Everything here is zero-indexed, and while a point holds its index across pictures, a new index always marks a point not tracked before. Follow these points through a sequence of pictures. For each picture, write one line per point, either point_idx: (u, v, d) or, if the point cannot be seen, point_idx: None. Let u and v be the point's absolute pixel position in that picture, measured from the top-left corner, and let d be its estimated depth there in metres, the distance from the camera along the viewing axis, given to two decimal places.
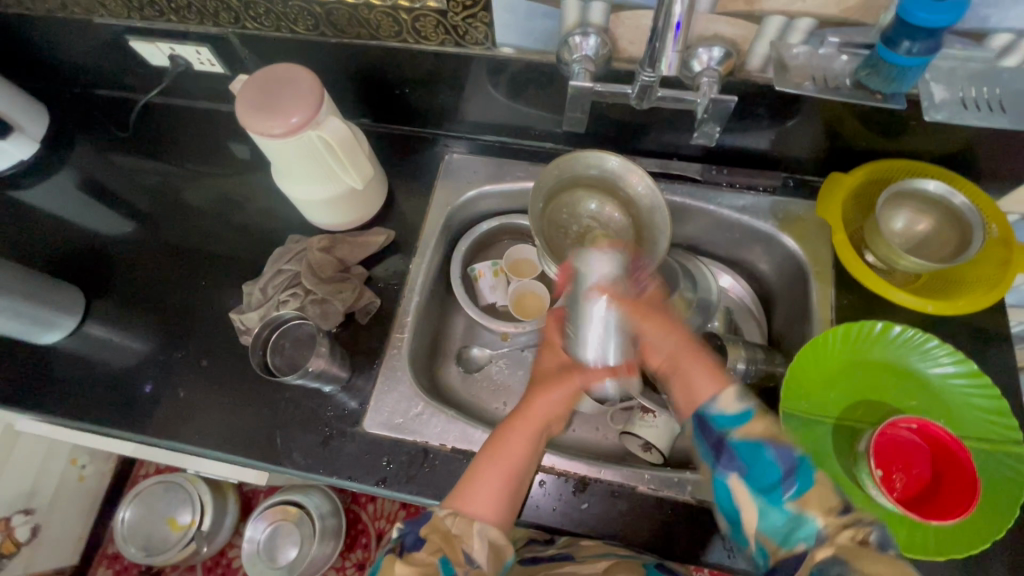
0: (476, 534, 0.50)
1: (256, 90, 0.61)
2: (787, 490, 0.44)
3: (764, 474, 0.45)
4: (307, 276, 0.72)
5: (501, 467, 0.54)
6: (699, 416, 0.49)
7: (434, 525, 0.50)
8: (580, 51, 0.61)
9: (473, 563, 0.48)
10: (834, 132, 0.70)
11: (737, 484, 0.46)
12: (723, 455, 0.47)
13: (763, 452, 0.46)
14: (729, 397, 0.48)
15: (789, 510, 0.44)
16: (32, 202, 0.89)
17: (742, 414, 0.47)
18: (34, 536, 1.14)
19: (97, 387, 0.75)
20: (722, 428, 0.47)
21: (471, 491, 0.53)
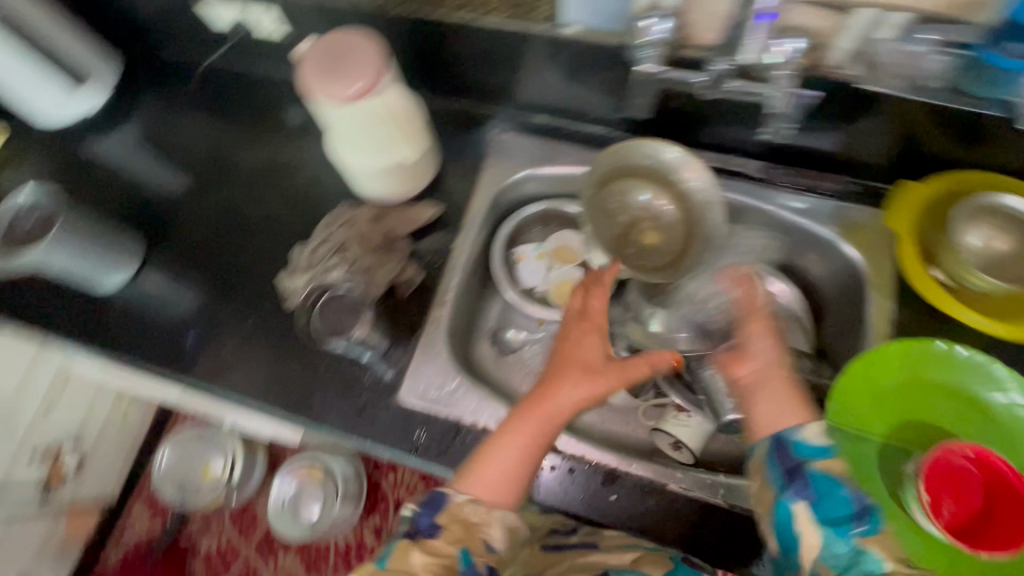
0: (495, 522, 0.52)
1: (320, 55, 0.61)
2: (858, 526, 0.49)
3: (836, 507, 0.50)
4: (356, 245, 0.74)
5: (514, 455, 0.55)
6: (780, 440, 0.53)
7: (454, 515, 0.52)
8: (646, 36, 0.57)
9: (492, 551, 0.51)
10: (911, 139, 0.66)
11: (804, 512, 0.50)
12: (797, 482, 0.51)
13: (838, 488, 0.50)
14: (814, 430, 0.53)
15: (853, 542, 0.49)
16: (98, 152, 0.93)
17: (823, 449, 0.52)
18: (80, 470, 1.21)
19: (149, 335, 0.78)
20: (802, 456, 0.52)
21: (487, 479, 0.54)
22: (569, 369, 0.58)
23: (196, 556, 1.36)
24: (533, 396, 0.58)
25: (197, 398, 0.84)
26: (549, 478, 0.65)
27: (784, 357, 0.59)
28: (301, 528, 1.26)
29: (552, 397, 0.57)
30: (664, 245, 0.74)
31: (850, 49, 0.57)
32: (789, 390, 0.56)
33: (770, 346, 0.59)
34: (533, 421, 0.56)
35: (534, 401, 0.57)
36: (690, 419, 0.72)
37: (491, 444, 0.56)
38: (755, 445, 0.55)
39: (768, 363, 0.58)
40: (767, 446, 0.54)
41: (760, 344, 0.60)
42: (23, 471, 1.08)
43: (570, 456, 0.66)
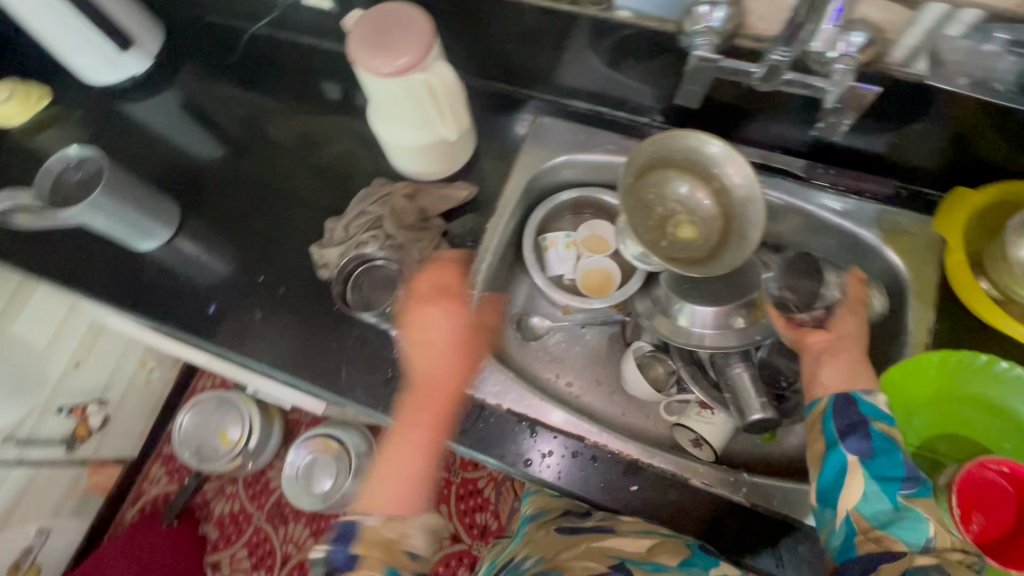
0: (412, 530, 0.56)
1: (370, 26, 0.61)
2: (905, 487, 0.50)
3: (888, 466, 0.50)
4: (389, 221, 0.74)
5: (410, 462, 0.62)
6: (849, 396, 0.54)
7: (371, 542, 0.54)
8: (704, 22, 0.57)
9: (415, 558, 0.55)
10: (966, 145, 0.64)
11: (855, 462, 0.51)
12: (855, 436, 0.52)
13: (894, 451, 0.51)
14: (883, 397, 0.55)
15: (898, 501, 0.49)
16: (138, 116, 0.93)
17: (888, 414, 0.53)
18: (104, 427, 1.24)
19: (182, 298, 0.79)
20: (865, 415, 0.53)
21: (392, 492, 0.59)
22: (439, 372, 0.66)
23: (209, 519, 1.39)
24: (412, 405, 0.65)
25: (223, 363, 0.85)
26: (570, 464, 0.65)
27: (863, 335, 0.63)
28: (314, 500, 1.27)
29: (429, 400, 0.65)
30: (701, 240, 0.73)
31: (916, 46, 0.55)
32: (861, 362, 0.60)
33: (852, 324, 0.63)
34: (418, 425, 0.64)
35: (417, 410, 0.64)
36: (713, 416, 0.72)
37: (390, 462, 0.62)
38: (818, 399, 0.56)
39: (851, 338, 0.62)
40: (831, 400, 0.55)
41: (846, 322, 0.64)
42: (52, 423, 1.11)
43: (592, 443, 0.66)
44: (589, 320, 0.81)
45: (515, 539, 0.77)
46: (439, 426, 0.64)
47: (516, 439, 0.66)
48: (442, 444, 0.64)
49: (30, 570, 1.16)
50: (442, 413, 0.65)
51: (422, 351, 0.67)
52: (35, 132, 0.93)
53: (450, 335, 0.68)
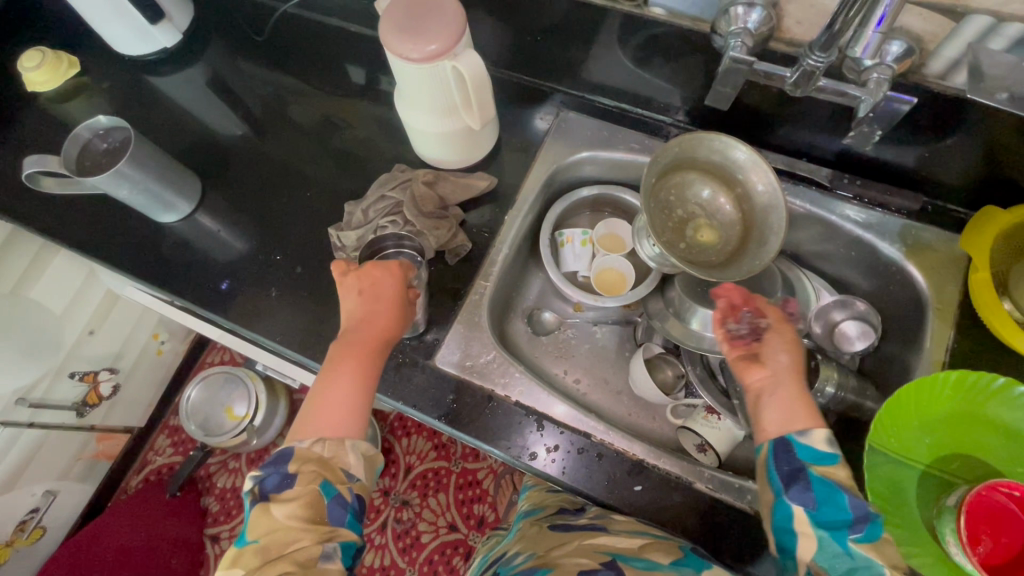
0: (348, 450, 0.55)
1: (401, 10, 0.61)
2: (854, 532, 0.47)
3: (835, 514, 0.48)
4: (409, 207, 0.74)
5: (346, 390, 0.58)
6: (785, 441, 0.52)
7: (304, 459, 0.53)
8: (738, 23, 0.57)
9: (353, 479, 0.54)
10: (1000, 164, 0.63)
11: (801, 514, 0.49)
12: (796, 485, 0.50)
13: (839, 494, 0.49)
14: (820, 434, 0.51)
15: (852, 549, 0.47)
16: (164, 89, 0.94)
17: (829, 454, 0.50)
18: (114, 394, 1.26)
19: (200, 272, 0.80)
20: (803, 460, 0.50)
21: (322, 419, 0.56)
22: (374, 304, 0.62)
23: (211, 492, 1.41)
24: (344, 339, 0.61)
25: (234, 340, 0.86)
26: (575, 460, 0.65)
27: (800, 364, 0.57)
28: None
29: (363, 334, 0.61)
30: (720, 244, 0.73)
31: (955, 58, 0.54)
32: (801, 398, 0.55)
33: (783, 351, 0.57)
34: (352, 356, 0.60)
35: (351, 342, 0.61)
36: (719, 421, 0.71)
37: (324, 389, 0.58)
38: (760, 445, 0.54)
39: (785, 372, 0.56)
40: (770, 446, 0.52)
41: (778, 350, 0.57)
42: (64, 387, 1.13)
43: (598, 440, 0.66)
44: (600, 316, 0.82)
45: (509, 534, 0.76)
46: (371, 361, 0.61)
47: (522, 432, 0.66)
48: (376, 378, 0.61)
49: (36, 529, 1.18)
50: (376, 346, 0.61)
51: (359, 288, 0.63)
52: (64, 100, 0.94)
53: (384, 267, 0.64)
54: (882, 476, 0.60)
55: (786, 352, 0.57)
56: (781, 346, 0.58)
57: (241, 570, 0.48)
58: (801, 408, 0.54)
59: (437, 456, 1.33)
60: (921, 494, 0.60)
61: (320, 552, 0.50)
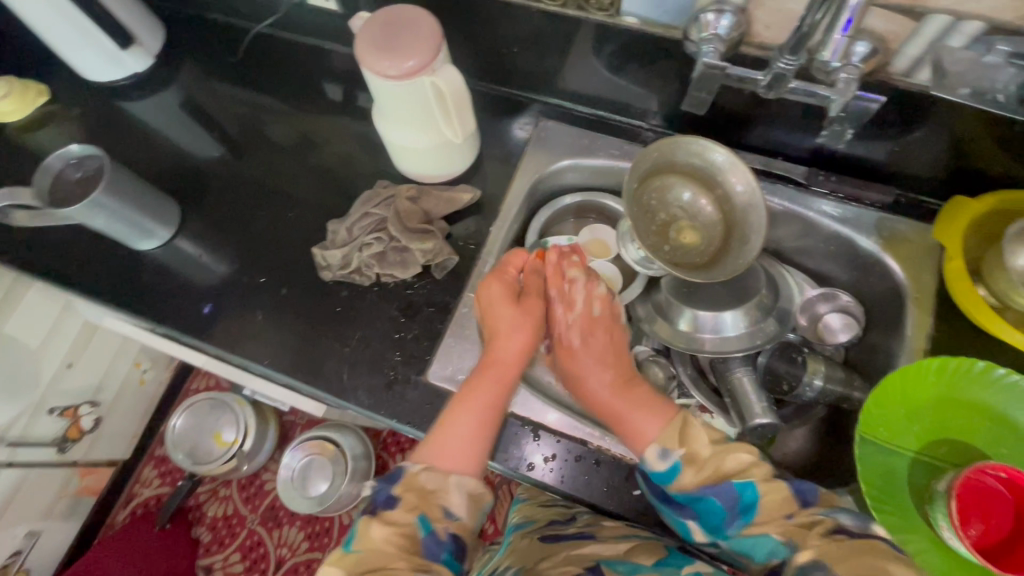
0: (453, 488, 0.55)
1: (378, 28, 0.61)
2: (731, 525, 0.52)
3: (710, 514, 0.53)
4: (394, 223, 0.73)
5: (474, 420, 0.60)
6: (643, 472, 0.58)
7: (409, 484, 0.54)
8: (710, 29, 0.58)
9: (450, 517, 0.53)
10: (965, 155, 0.65)
11: (693, 527, 0.55)
12: (673, 505, 0.56)
13: (703, 498, 0.53)
14: (651, 455, 0.56)
15: (741, 540, 0.52)
16: (137, 114, 0.93)
17: (668, 471, 0.55)
18: (96, 427, 1.23)
19: (182, 298, 0.78)
20: (659, 484, 0.56)
21: (448, 448, 0.57)
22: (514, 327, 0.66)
23: (201, 522, 1.38)
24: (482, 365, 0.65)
25: (221, 365, 0.85)
26: (573, 468, 0.65)
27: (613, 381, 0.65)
28: (309, 504, 1.22)
29: (501, 364, 0.64)
30: (702, 245, 0.74)
31: (918, 56, 0.56)
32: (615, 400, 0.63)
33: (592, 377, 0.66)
34: (486, 387, 0.62)
35: (491, 371, 0.64)
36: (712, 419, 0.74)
37: (451, 417, 0.60)
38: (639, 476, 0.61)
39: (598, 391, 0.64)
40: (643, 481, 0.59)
41: (580, 343, 0.67)
42: (43, 424, 1.09)
43: (595, 447, 0.65)
44: None
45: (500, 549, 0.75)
46: (503, 393, 0.63)
47: (519, 443, 0.66)
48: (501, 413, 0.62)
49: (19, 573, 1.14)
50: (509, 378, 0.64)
51: (495, 305, 0.66)
52: (32, 129, 0.92)
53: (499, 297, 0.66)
54: (874, 466, 0.60)
55: (593, 344, 0.67)
56: (600, 337, 0.68)
57: (339, 571, 0.49)
58: (646, 420, 0.59)
59: None
60: (912, 481, 0.61)
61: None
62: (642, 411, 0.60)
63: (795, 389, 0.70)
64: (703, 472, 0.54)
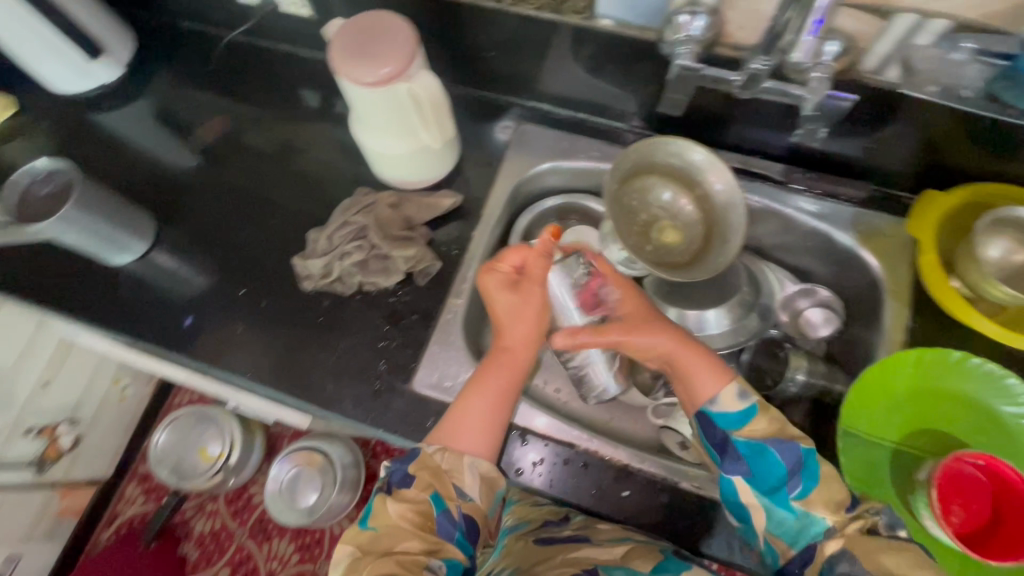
0: (467, 468, 0.56)
1: (352, 35, 0.60)
2: (793, 488, 0.51)
3: (768, 476, 0.52)
4: (374, 230, 0.72)
5: (489, 403, 0.59)
6: (703, 414, 0.55)
7: (422, 464, 0.55)
8: (683, 31, 0.58)
9: (464, 497, 0.55)
10: (935, 149, 0.66)
11: (742, 484, 0.53)
12: (729, 457, 0.54)
13: (767, 452, 0.52)
14: (727, 395, 0.54)
15: (794, 509, 0.51)
16: (108, 125, 0.91)
17: (740, 418, 0.53)
18: (76, 446, 1.20)
19: (160, 312, 0.77)
20: (724, 428, 0.54)
21: (461, 431, 0.58)
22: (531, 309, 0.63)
23: (189, 538, 1.35)
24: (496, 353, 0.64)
25: (203, 380, 0.83)
26: (562, 471, 0.65)
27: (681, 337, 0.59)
28: (298, 515, 1.21)
29: (514, 349, 0.63)
30: (684, 245, 0.74)
31: (887, 54, 0.57)
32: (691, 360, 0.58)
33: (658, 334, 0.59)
34: (497, 374, 0.62)
35: (500, 359, 0.63)
36: None
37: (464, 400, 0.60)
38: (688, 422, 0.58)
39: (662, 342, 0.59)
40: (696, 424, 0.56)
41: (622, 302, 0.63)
42: (20, 445, 1.06)
43: (582, 450, 0.65)
44: None
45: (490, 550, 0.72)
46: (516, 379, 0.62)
47: (507, 449, 0.66)
48: (513, 399, 0.61)
49: None
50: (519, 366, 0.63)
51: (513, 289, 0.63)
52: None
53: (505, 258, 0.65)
54: (857, 459, 0.62)
55: (633, 305, 0.63)
56: (632, 300, 0.63)
57: (352, 544, 0.53)
58: (706, 368, 0.56)
59: None
60: (894, 472, 0.62)
61: (426, 566, 0.51)
62: (701, 358, 0.57)
63: (778, 383, 0.71)
64: (776, 424, 0.53)
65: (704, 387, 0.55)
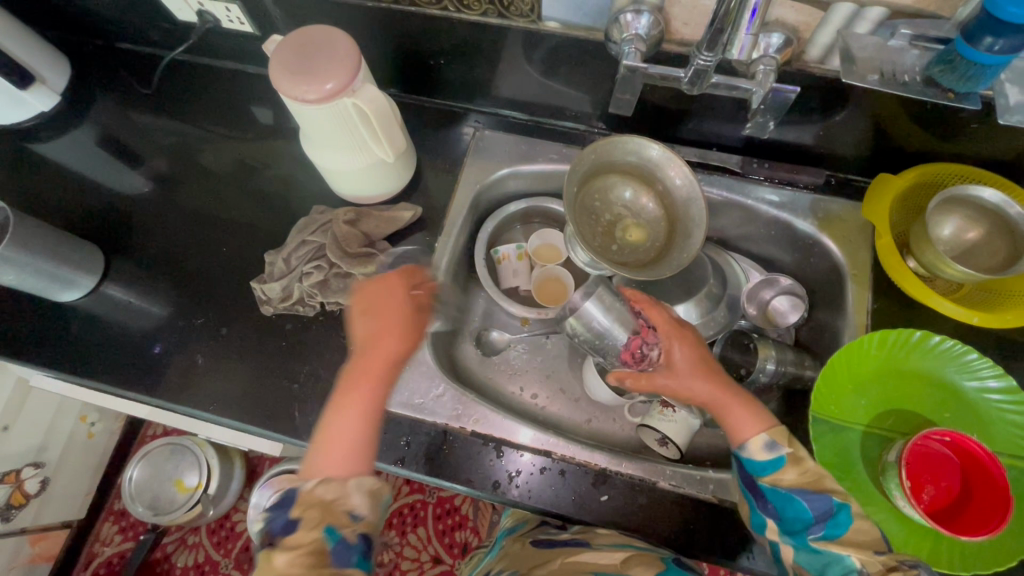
0: (352, 491, 0.50)
1: (290, 53, 0.58)
2: (814, 532, 0.50)
3: (795, 520, 0.51)
4: (333, 249, 0.71)
5: (357, 419, 0.53)
6: (735, 457, 0.55)
7: (306, 503, 0.48)
8: (630, 30, 0.59)
9: (359, 518, 0.49)
10: (885, 133, 0.67)
11: (771, 524, 0.52)
12: (758, 499, 0.53)
13: (795, 499, 0.51)
14: (756, 445, 0.53)
15: (815, 549, 0.50)
16: (47, 155, 0.87)
17: (772, 463, 0.52)
18: (43, 490, 1.14)
19: (113, 348, 0.74)
20: (753, 473, 0.53)
21: (332, 456, 0.51)
22: (376, 330, 0.58)
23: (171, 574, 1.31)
24: (353, 365, 0.57)
25: (167, 413, 0.80)
26: (540, 480, 0.64)
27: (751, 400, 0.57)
28: None
29: (372, 356, 0.56)
30: (649, 242, 0.73)
31: (829, 44, 0.58)
32: (744, 405, 0.56)
33: (704, 382, 0.57)
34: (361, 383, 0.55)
35: (356, 371, 0.56)
36: (676, 413, 0.69)
37: (331, 422, 0.54)
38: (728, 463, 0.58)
39: (706, 389, 0.57)
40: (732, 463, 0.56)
41: (681, 352, 0.59)
42: None
43: (559, 457, 0.65)
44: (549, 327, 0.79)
45: (492, 552, 0.79)
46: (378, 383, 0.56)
47: (482, 462, 0.65)
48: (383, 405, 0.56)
49: None
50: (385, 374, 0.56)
51: (361, 312, 0.59)
52: None
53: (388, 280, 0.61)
54: (827, 444, 0.62)
55: (692, 354, 0.59)
56: (689, 349, 0.59)
57: None
58: (750, 415, 0.55)
59: (410, 491, 1.29)
60: (865, 454, 0.62)
61: None
62: (745, 405, 0.56)
63: (750, 374, 0.70)
64: (805, 475, 0.52)
65: (744, 428, 0.54)
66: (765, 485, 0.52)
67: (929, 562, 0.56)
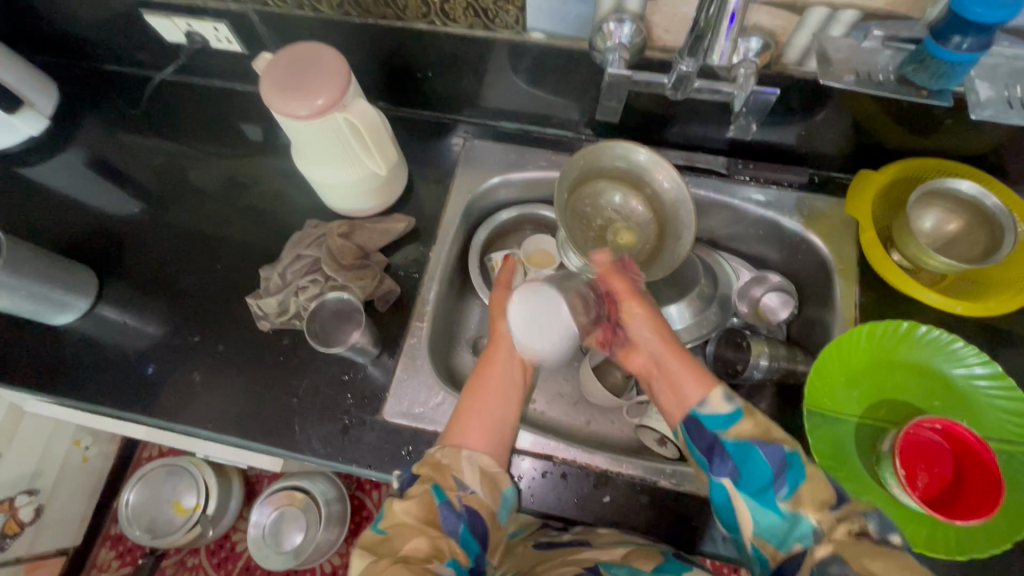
0: (465, 462, 0.53)
1: (282, 69, 0.59)
2: (779, 489, 0.47)
3: (756, 477, 0.48)
4: (327, 263, 0.72)
5: (483, 409, 0.57)
6: (690, 417, 0.53)
7: (424, 462, 0.53)
8: (613, 39, 0.61)
9: (465, 489, 0.52)
10: (864, 130, 0.69)
11: (732, 485, 0.49)
12: (716, 458, 0.50)
13: (755, 454, 0.48)
14: (713, 398, 0.52)
15: (781, 509, 0.47)
16: (38, 179, 0.87)
17: (727, 418, 0.50)
18: (38, 517, 1.12)
19: (108, 370, 0.73)
20: (714, 430, 0.51)
21: (464, 431, 0.56)
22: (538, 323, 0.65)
23: None
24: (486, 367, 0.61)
25: (164, 432, 0.80)
26: (542, 484, 0.65)
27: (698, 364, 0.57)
28: (284, 559, 1.17)
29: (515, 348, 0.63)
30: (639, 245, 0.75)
31: (807, 46, 0.60)
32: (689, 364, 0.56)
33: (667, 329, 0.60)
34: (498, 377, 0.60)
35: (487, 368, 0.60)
36: None
37: (463, 403, 0.58)
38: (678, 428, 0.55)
39: (653, 342, 0.59)
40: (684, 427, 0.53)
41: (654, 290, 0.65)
42: None
43: (559, 460, 0.66)
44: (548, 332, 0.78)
45: None
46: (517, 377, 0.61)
47: None
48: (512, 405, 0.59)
49: None
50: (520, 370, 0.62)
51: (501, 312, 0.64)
52: None
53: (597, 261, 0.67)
54: (822, 437, 0.63)
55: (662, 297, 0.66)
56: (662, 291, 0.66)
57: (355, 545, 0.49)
58: (694, 375, 0.55)
59: None
60: (859, 445, 0.63)
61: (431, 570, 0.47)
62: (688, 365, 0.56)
63: (743, 372, 0.71)
64: (764, 426, 0.50)
65: (691, 388, 0.54)
66: (726, 442, 0.50)
67: (925, 547, 0.57)
